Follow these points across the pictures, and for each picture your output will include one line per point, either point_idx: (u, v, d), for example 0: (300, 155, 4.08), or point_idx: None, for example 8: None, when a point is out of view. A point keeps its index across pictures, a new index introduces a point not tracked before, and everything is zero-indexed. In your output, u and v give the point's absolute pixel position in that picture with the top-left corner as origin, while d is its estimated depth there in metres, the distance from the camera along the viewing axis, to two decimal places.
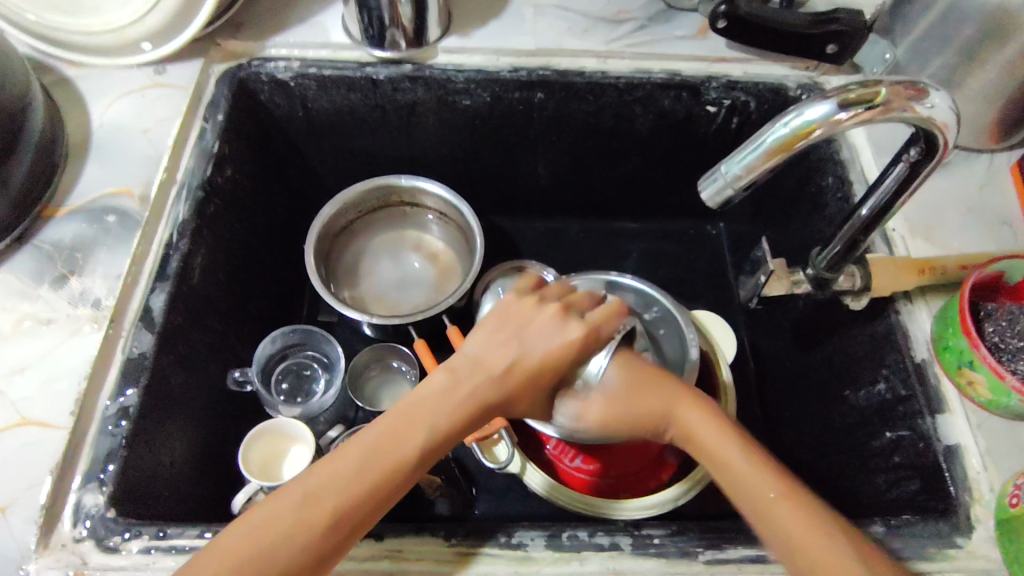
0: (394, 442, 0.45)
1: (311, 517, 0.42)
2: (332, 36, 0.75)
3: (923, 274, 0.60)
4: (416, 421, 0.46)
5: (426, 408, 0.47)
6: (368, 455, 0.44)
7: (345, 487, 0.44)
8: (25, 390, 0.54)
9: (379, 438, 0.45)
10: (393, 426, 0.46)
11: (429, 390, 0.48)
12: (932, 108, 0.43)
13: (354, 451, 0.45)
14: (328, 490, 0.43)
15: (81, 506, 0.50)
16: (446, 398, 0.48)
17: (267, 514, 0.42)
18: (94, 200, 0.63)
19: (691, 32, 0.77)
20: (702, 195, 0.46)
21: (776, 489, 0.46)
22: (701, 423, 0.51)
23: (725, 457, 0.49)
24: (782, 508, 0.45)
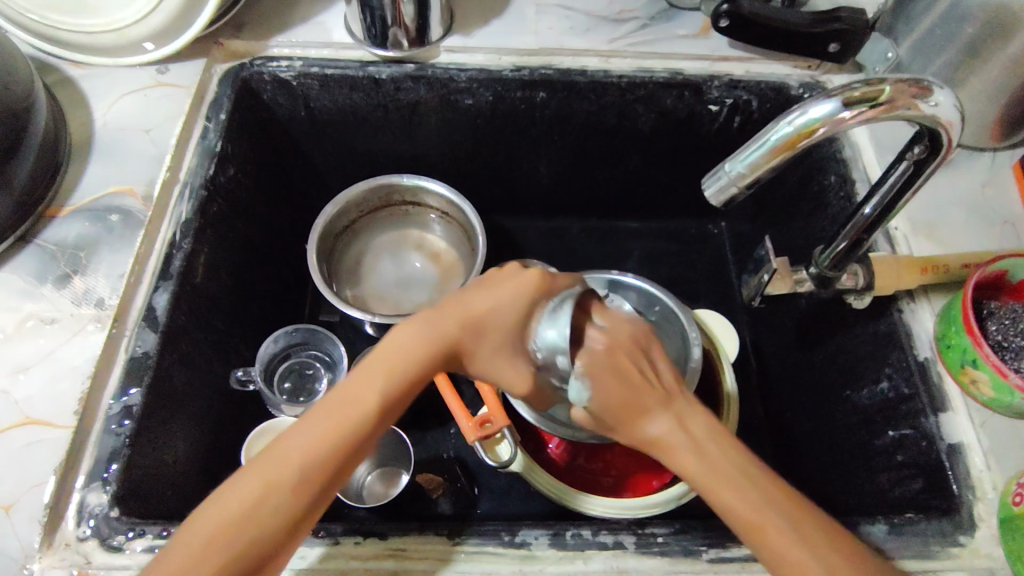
0: (340, 419, 0.41)
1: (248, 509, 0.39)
2: (334, 36, 0.75)
3: (925, 273, 0.60)
4: (364, 384, 0.42)
5: (372, 365, 0.42)
6: (314, 435, 0.40)
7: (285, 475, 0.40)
8: (28, 389, 0.54)
9: (320, 413, 0.41)
10: (335, 399, 0.41)
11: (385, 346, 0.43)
12: (935, 106, 0.43)
13: (296, 437, 0.40)
14: (273, 481, 0.39)
15: (85, 505, 0.50)
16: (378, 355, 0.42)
17: (218, 508, 0.39)
18: (97, 200, 0.63)
19: (693, 31, 0.77)
20: (706, 193, 0.46)
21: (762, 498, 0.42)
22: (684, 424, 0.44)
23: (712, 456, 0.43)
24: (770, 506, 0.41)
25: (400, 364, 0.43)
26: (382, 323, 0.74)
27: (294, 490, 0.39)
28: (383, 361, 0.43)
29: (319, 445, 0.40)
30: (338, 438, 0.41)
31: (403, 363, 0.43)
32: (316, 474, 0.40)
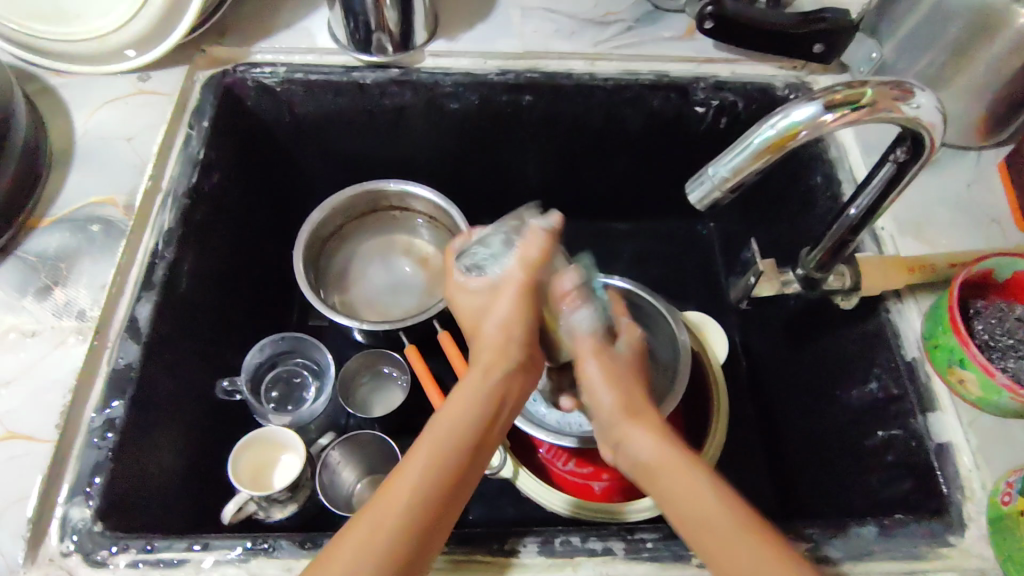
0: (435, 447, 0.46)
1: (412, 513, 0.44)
2: (318, 41, 0.74)
3: (912, 273, 0.60)
4: (450, 424, 0.48)
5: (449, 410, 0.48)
6: (421, 465, 0.46)
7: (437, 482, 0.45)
8: (9, 403, 0.53)
9: (418, 451, 0.46)
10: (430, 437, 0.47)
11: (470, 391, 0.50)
12: (917, 108, 0.43)
13: (404, 474, 0.46)
14: (399, 508, 0.44)
15: (68, 520, 0.50)
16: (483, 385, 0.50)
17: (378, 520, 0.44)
18: (78, 209, 0.63)
19: (678, 32, 0.77)
20: (690, 197, 0.46)
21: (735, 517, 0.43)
22: (657, 446, 0.47)
23: (670, 478, 0.45)
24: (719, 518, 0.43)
25: (466, 400, 0.49)
26: (370, 330, 0.74)
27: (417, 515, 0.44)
28: (466, 405, 0.49)
29: (428, 478, 0.45)
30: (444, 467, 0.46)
31: (480, 391, 0.50)
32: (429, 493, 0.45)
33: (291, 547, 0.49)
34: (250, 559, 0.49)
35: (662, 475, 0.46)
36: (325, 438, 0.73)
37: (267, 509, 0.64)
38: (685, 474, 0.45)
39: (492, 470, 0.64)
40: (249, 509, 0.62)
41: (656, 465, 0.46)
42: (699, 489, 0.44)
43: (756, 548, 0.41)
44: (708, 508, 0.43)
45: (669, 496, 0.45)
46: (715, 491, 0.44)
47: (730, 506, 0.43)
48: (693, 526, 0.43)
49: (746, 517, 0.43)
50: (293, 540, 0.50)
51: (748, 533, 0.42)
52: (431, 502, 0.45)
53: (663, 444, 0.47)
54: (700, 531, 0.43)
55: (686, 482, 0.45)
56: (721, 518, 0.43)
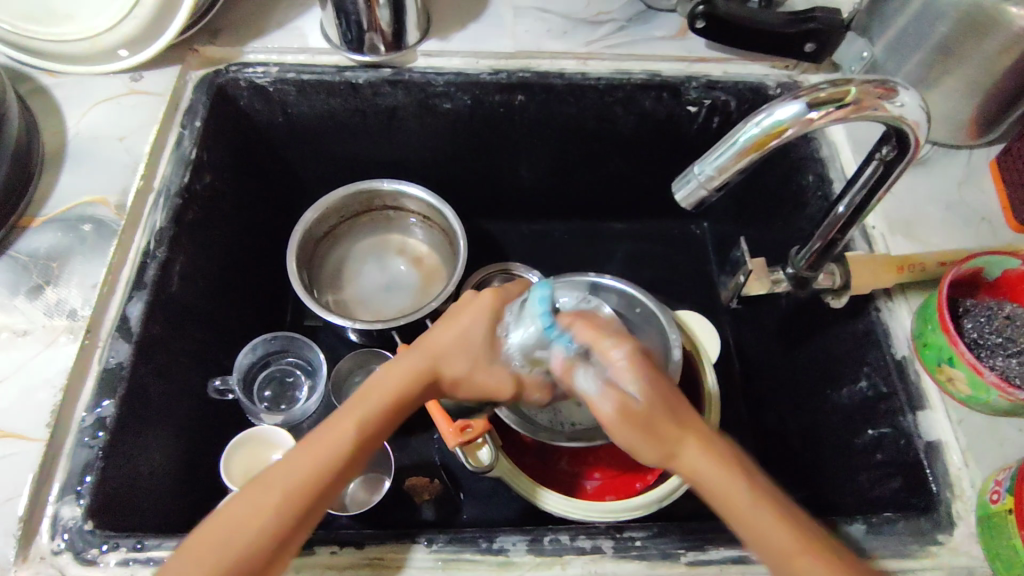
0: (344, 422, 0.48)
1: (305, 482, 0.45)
2: (310, 41, 0.75)
3: (901, 272, 0.60)
4: (367, 403, 0.49)
5: (373, 389, 0.50)
6: (331, 435, 0.47)
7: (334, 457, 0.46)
8: (0, 402, 0.53)
9: (338, 425, 0.48)
10: (346, 412, 0.49)
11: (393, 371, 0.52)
12: (901, 106, 0.43)
13: (316, 441, 0.47)
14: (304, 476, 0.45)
15: (58, 519, 0.50)
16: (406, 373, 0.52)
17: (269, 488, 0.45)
18: (70, 209, 0.63)
19: (670, 32, 0.78)
20: (677, 196, 0.46)
21: (793, 539, 0.42)
22: (707, 463, 0.46)
23: (739, 500, 0.44)
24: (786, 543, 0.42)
25: (389, 381, 0.51)
26: (363, 329, 0.74)
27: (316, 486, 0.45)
28: (392, 389, 0.51)
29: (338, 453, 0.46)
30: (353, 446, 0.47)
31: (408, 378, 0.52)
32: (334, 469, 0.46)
33: None
34: None
35: (729, 503, 0.44)
36: (318, 437, 0.73)
37: None
38: (734, 495, 0.44)
39: (480, 470, 0.64)
40: None
41: (712, 484, 0.45)
42: (766, 516, 0.43)
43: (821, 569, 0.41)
44: (773, 532, 0.43)
45: (735, 516, 0.44)
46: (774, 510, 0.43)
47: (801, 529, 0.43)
48: (769, 553, 0.43)
49: (801, 535, 0.42)
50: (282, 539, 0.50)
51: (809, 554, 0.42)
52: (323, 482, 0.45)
53: (709, 462, 0.46)
54: (773, 557, 0.42)
55: (751, 502, 0.44)
56: (783, 539, 0.42)
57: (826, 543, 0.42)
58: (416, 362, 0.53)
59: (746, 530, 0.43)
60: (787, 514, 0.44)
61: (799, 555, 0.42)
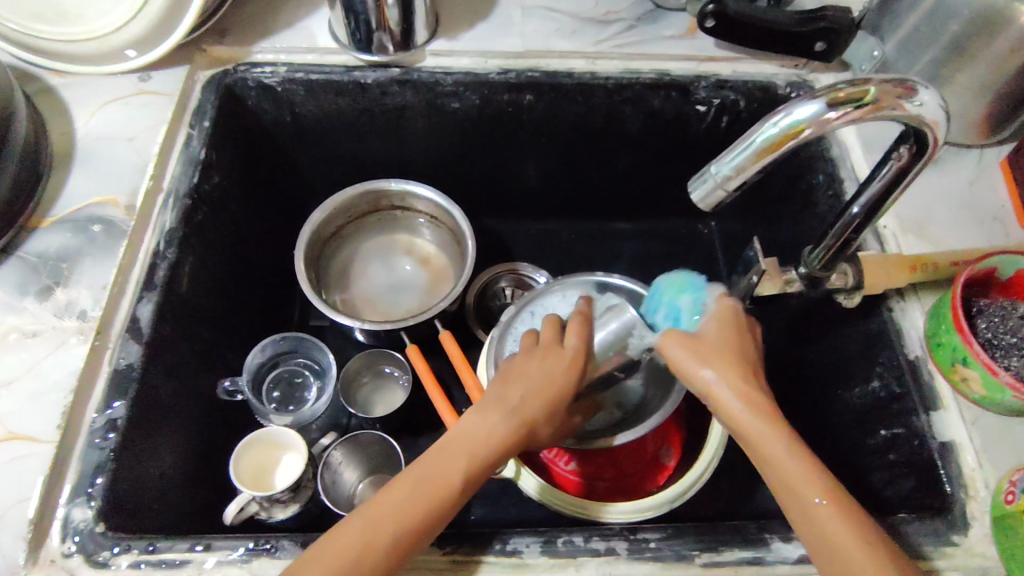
0: (430, 483, 0.45)
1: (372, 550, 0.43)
2: (319, 41, 0.74)
3: (914, 272, 0.60)
4: (457, 458, 0.47)
5: (455, 446, 0.47)
6: (417, 496, 0.45)
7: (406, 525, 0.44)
8: (11, 404, 0.53)
9: (427, 485, 0.45)
10: (431, 470, 0.46)
11: (471, 429, 0.48)
12: (921, 106, 0.43)
13: (399, 501, 0.44)
14: (387, 531, 0.43)
15: (70, 521, 0.50)
16: (486, 439, 0.48)
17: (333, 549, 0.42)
18: (79, 210, 0.62)
19: (679, 31, 0.77)
20: (692, 195, 0.46)
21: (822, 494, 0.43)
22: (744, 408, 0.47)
23: (784, 455, 0.45)
24: (826, 515, 0.43)
25: (481, 444, 0.48)
26: (371, 330, 0.74)
27: (403, 542, 0.44)
28: (475, 440, 0.48)
29: (425, 507, 0.45)
30: (435, 503, 0.45)
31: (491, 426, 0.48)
32: (411, 537, 0.44)
33: (293, 547, 0.49)
34: (253, 559, 0.49)
35: (776, 466, 0.45)
36: (327, 439, 0.73)
37: (269, 509, 0.64)
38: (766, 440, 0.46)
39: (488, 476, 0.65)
40: (250, 509, 0.62)
41: (754, 432, 0.46)
42: (806, 483, 0.44)
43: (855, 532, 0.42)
44: (798, 482, 0.44)
45: (772, 470, 0.45)
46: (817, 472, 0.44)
47: (838, 499, 0.43)
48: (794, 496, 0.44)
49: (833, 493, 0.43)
50: (295, 541, 0.50)
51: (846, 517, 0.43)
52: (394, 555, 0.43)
53: (750, 408, 0.47)
54: (806, 518, 0.44)
55: (792, 465, 0.45)
56: (829, 521, 0.43)
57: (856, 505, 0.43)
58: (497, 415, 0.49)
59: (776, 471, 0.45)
60: (834, 490, 0.44)
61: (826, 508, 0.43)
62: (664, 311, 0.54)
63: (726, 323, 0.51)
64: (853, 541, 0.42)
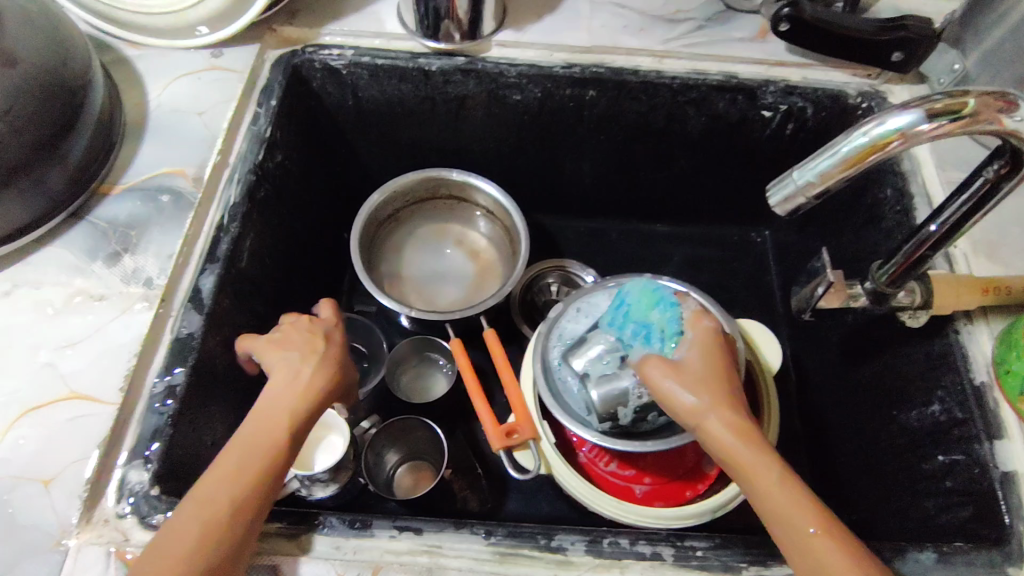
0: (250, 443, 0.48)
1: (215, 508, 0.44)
2: (387, 26, 0.75)
3: (986, 294, 0.57)
4: (270, 420, 0.50)
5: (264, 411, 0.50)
6: (245, 453, 0.47)
7: (242, 481, 0.46)
8: (75, 364, 0.55)
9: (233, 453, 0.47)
10: (237, 444, 0.48)
11: (269, 399, 0.51)
12: (1022, 121, 0.41)
13: (224, 467, 0.46)
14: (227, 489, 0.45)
15: (126, 482, 0.51)
16: (266, 412, 0.50)
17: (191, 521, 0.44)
18: (149, 179, 0.64)
19: (750, 34, 0.76)
20: (769, 200, 0.45)
21: (813, 522, 0.44)
22: (731, 435, 0.48)
23: (775, 485, 0.46)
24: (822, 544, 0.43)
25: (282, 403, 0.50)
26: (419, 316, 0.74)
27: (257, 489, 0.46)
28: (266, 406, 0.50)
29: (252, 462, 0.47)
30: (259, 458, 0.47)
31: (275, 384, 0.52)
32: (250, 493, 0.45)
33: (340, 526, 0.50)
34: (300, 533, 0.50)
35: (766, 496, 0.46)
36: (370, 421, 0.74)
37: (310, 487, 0.64)
38: (758, 469, 0.47)
39: (525, 475, 0.64)
40: (292, 485, 0.61)
41: (745, 464, 0.47)
42: (799, 513, 0.45)
43: (846, 558, 0.43)
44: (790, 510, 0.45)
45: (763, 499, 0.46)
46: (806, 501, 0.45)
47: (829, 527, 0.44)
48: (782, 523, 0.45)
49: (819, 518, 0.45)
50: (343, 520, 0.50)
51: (839, 541, 0.44)
52: (239, 508, 0.45)
53: (734, 432, 0.48)
54: (799, 552, 0.44)
55: (786, 497, 0.45)
56: (823, 549, 0.43)
57: (840, 526, 0.45)
58: (293, 373, 0.53)
59: (765, 499, 0.46)
60: (826, 519, 0.45)
61: (815, 534, 0.44)
62: (633, 326, 0.61)
63: (707, 350, 0.54)
64: (850, 571, 0.42)
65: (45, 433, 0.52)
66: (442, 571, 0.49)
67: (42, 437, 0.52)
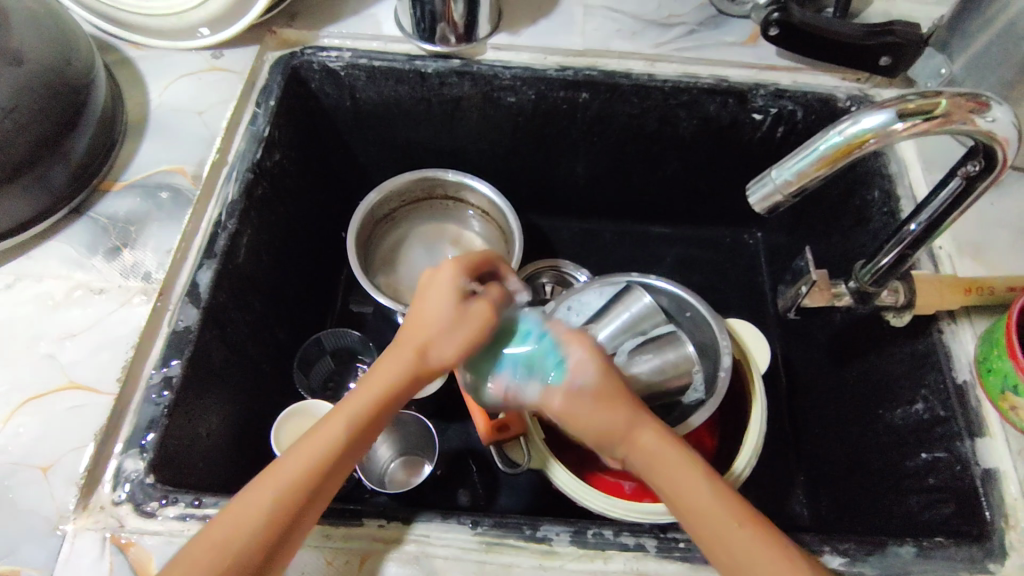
0: (315, 439, 0.47)
1: (298, 476, 0.46)
2: (384, 28, 0.76)
3: (969, 295, 0.58)
4: (372, 387, 0.50)
5: (376, 374, 0.51)
6: (344, 416, 0.48)
7: (324, 452, 0.47)
8: (74, 355, 0.56)
9: (307, 437, 0.48)
10: (344, 407, 0.49)
11: (388, 360, 0.52)
12: (992, 122, 0.42)
13: (305, 448, 0.47)
14: (283, 490, 0.45)
15: (122, 470, 0.52)
16: (380, 377, 0.51)
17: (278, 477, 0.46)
18: (149, 177, 0.65)
19: (740, 38, 0.77)
20: (750, 199, 0.46)
21: (738, 518, 0.45)
22: (656, 439, 0.49)
23: (698, 485, 0.46)
24: (746, 539, 0.44)
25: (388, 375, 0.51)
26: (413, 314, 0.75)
27: (324, 460, 0.46)
28: (364, 390, 0.50)
29: (316, 464, 0.46)
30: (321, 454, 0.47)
31: (381, 368, 0.51)
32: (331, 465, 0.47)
33: (332, 515, 0.51)
34: None
35: (693, 496, 0.46)
36: None
37: None
38: (685, 470, 0.47)
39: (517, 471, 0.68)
40: None
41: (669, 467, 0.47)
42: (721, 508, 0.45)
43: (769, 549, 0.44)
44: (715, 510, 0.45)
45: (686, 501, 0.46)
46: (726, 497, 0.46)
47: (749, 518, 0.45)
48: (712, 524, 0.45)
49: (742, 512, 0.46)
50: (334, 509, 0.51)
51: (762, 534, 0.45)
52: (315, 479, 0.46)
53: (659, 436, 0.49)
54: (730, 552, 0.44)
55: (709, 497, 0.46)
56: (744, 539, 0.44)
57: (761, 519, 0.46)
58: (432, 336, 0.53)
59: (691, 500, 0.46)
60: (749, 513, 0.46)
61: (742, 529, 0.45)
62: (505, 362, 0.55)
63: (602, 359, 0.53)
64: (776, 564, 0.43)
65: (44, 422, 0.53)
66: (429, 560, 0.50)
67: (41, 425, 0.53)
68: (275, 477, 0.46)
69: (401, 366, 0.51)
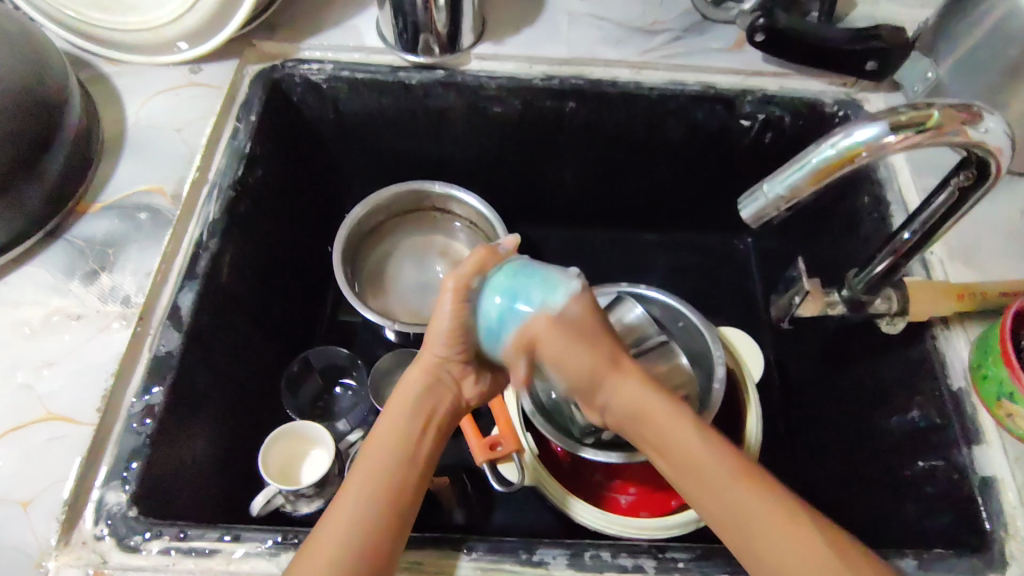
0: (376, 470, 0.49)
1: (370, 501, 0.48)
2: (366, 39, 0.75)
3: (962, 300, 0.57)
4: (398, 412, 0.53)
5: (399, 400, 0.53)
6: (392, 436, 0.51)
7: (391, 476, 0.49)
8: (52, 384, 0.54)
9: (370, 448, 0.51)
10: (384, 433, 0.52)
11: (401, 391, 0.54)
12: (985, 133, 0.41)
13: (371, 477, 0.49)
14: (361, 523, 0.47)
15: (104, 504, 0.50)
16: (400, 404, 0.53)
17: (349, 503, 0.48)
18: (127, 197, 0.64)
19: (726, 44, 0.76)
20: (741, 214, 0.45)
21: (731, 467, 0.47)
22: (639, 387, 0.50)
23: (693, 448, 0.48)
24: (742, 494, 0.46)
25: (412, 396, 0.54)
26: (402, 329, 0.74)
27: (399, 479, 0.50)
28: (390, 424, 0.52)
29: (383, 489, 0.49)
30: (392, 475, 0.49)
31: (408, 394, 0.54)
32: (401, 482, 0.50)
33: None
34: (279, 553, 0.49)
35: (694, 459, 0.48)
36: (354, 435, 0.73)
37: (294, 503, 0.65)
38: (675, 424, 0.49)
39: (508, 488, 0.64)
40: (277, 501, 0.63)
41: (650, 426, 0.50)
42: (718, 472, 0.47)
43: (754, 497, 0.46)
44: (712, 465, 0.47)
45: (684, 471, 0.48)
46: (710, 443, 0.48)
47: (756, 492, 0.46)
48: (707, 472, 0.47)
49: (737, 465, 0.47)
50: None
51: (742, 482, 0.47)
52: (389, 501, 0.48)
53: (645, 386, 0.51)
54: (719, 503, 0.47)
55: (702, 448, 0.48)
56: (742, 498, 0.46)
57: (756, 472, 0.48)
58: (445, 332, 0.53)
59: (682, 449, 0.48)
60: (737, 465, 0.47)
61: (735, 483, 0.46)
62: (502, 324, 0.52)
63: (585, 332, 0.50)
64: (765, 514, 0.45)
65: (22, 455, 0.51)
66: None
67: (19, 459, 0.51)
68: (344, 506, 0.48)
69: (423, 377, 0.54)
